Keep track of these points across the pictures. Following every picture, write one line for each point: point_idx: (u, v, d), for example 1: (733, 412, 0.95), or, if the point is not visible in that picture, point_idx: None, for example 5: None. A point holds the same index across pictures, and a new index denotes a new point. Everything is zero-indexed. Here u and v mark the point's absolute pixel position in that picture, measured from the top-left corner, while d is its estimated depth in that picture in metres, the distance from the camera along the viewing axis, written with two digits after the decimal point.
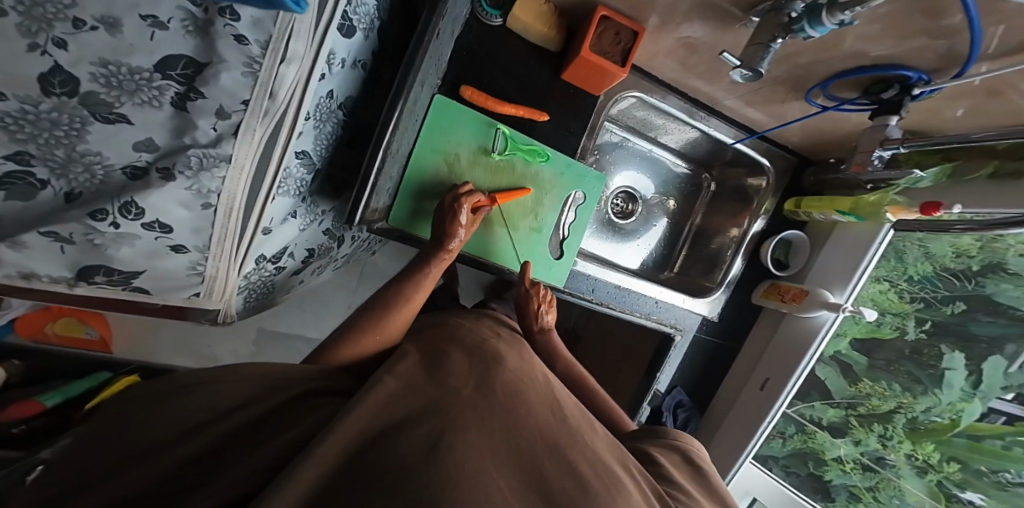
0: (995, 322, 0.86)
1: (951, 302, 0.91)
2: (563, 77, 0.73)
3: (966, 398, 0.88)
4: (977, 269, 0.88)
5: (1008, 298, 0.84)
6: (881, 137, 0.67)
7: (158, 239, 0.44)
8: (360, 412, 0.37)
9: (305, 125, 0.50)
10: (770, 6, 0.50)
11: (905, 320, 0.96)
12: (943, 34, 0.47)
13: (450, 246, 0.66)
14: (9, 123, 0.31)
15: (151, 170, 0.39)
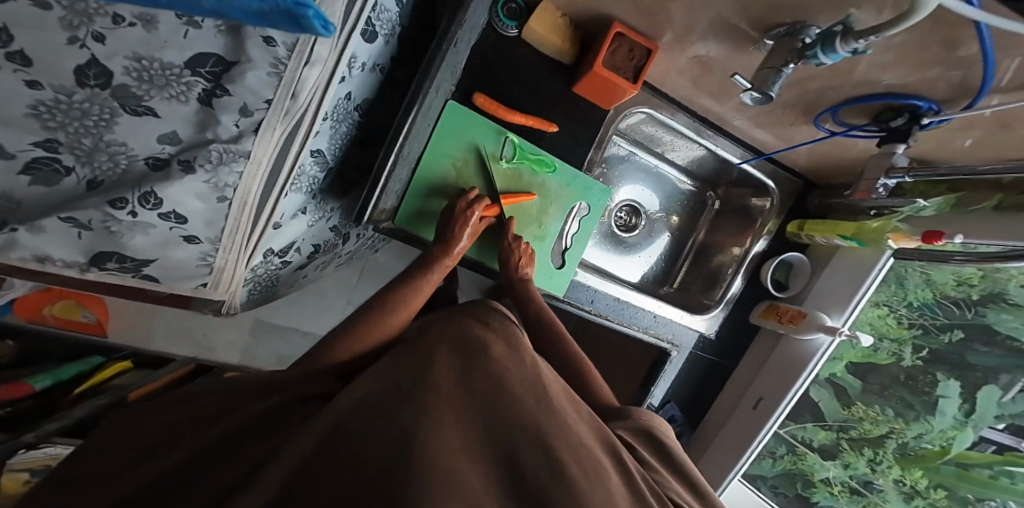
0: (992, 352, 0.89)
1: (949, 329, 0.92)
2: (574, 89, 0.74)
3: (959, 426, 0.91)
4: (977, 298, 0.88)
5: (1006, 327, 0.86)
6: (887, 164, 0.69)
7: (172, 229, 0.45)
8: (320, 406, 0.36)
9: (322, 125, 0.50)
10: (786, 31, 0.52)
11: (902, 348, 0.97)
12: (957, 64, 0.48)
13: (455, 252, 0.67)
14: (42, 111, 0.32)
15: (172, 161, 0.40)
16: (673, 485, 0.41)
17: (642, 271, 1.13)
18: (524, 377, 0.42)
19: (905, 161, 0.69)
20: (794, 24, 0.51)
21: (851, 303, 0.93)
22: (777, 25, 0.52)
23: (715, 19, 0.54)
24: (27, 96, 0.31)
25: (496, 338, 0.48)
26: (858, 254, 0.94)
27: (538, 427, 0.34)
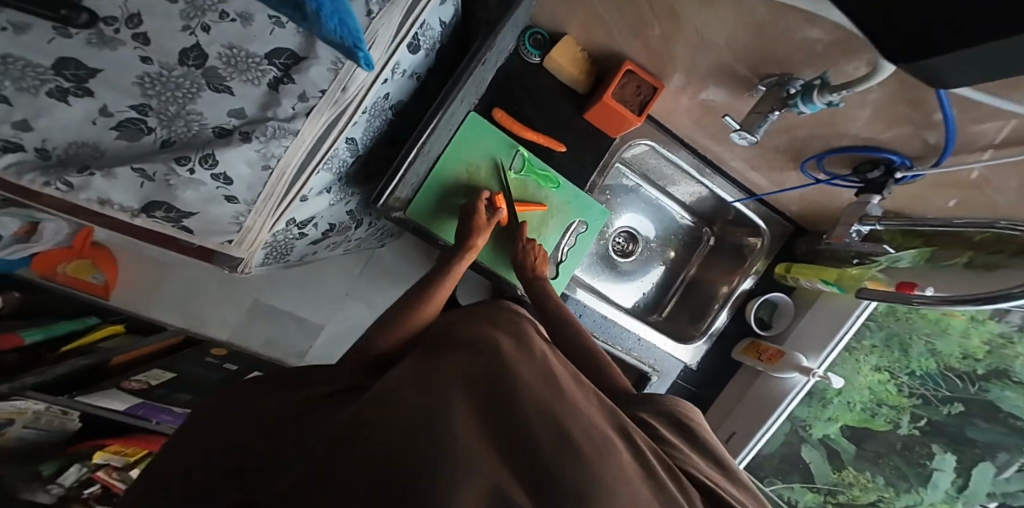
0: (990, 428, 0.94)
1: (949, 402, 0.97)
2: (584, 116, 0.81)
3: (950, 501, 1.00)
4: (981, 373, 0.92)
5: (1008, 405, 0.90)
6: (861, 213, 0.71)
7: (217, 188, 0.50)
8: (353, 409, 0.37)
9: (360, 117, 0.57)
10: (777, 81, 0.57)
11: (901, 415, 1.02)
12: (926, 125, 0.54)
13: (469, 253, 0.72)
14: (147, 82, 0.40)
15: (234, 132, 0.47)
16: (693, 459, 0.43)
17: (634, 298, 1.19)
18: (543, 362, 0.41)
19: (880, 211, 0.72)
20: (783, 76, 0.56)
21: (827, 349, 1.01)
22: (768, 76, 0.58)
23: (716, 66, 0.61)
24: (139, 68, 0.39)
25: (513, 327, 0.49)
26: (838, 299, 1.02)
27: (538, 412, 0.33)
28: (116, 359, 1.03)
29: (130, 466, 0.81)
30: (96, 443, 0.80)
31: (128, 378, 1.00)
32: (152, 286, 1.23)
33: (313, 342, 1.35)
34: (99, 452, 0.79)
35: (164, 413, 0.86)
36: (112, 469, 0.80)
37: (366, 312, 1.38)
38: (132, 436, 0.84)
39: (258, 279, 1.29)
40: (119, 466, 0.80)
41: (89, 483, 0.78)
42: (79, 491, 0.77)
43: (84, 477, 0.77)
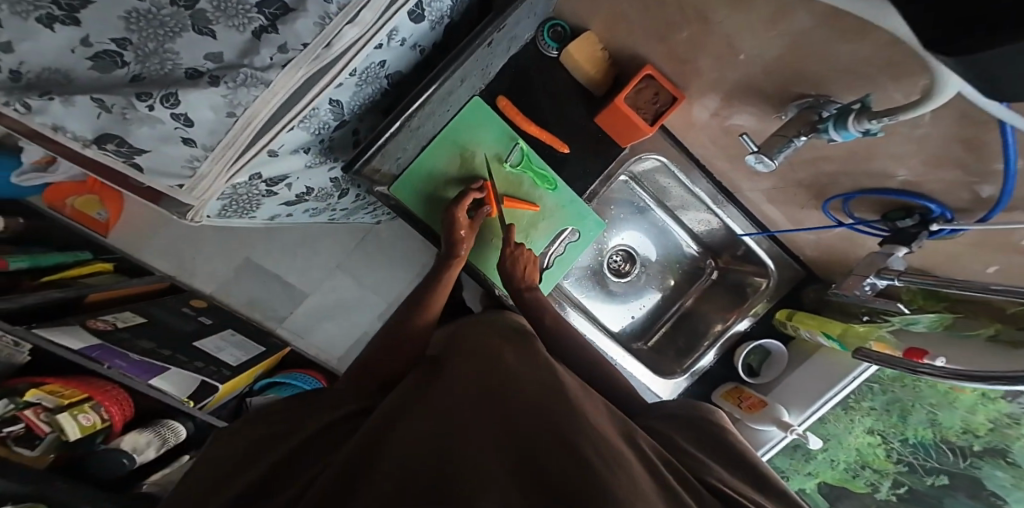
0: (971, 505, 0.87)
1: (935, 474, 0.91)
2: (595, 120, 0.76)
3: None
4: (977, 450, 0.85)
5: (995, 485, 0.83)
6: (881, 264, 0.63)
7: (176, 129, 0.46)
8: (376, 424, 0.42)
9: (347, 79, 0.54)
10: (808, 104, 0.50)
11: (882, 479, 0.99)
12: (978, 173, 0.44)
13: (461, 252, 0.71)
14: (133, 18, 0.38)
15: (204, 75, 0.43)
16: (714, 471, 0.44)
17: (621, 323, 1.13)
18: (547, 391, 0.47)
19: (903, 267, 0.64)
20: (819, 98, 0.48)
21: (815, 403, 0.96)
22: (802, 95, 0.50)
23: (743, 84, 0.56)
24: (127, 2, 0.37)
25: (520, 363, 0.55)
26: (840, 356, 0.96)
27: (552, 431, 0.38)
28: (89, 297, 1.00)
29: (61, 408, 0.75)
30: (34, 380, 0.76)
31: (95, 317, 0.96)
32: (147, 231, 1.23)
33: (293, 309, 1.32)
34: (32, 389, 0.74)
35: (117, 359, 0.86)
36: (41, 409, 0.74)
37: (354, 289, 1.36)
38: (76, 379, 0.81)
39: (250, 238, 1.28)
40: (50, 407, 0.74)
41: (13, 420, 0.71)
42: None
43: (9, 413, 0.71)
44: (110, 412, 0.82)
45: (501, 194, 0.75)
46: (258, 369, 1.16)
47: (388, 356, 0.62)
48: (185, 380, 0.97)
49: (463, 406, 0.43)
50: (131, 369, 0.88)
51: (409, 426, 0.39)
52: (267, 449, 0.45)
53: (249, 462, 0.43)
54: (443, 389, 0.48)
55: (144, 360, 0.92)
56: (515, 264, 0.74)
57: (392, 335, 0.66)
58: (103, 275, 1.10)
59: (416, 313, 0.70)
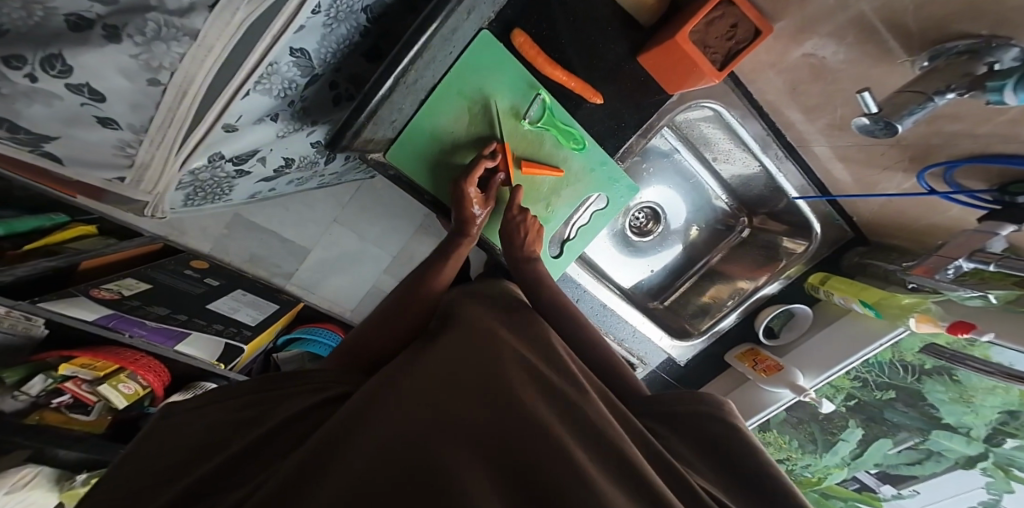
0: (908, 413, 0.98)
1: (885, 389, 0.99)
2: (640, 59, 0.60)
3: (840, 465, 1.11)
4: (927, 368, 0.91)
5: (934, 396, 0.92)
6: (978, 246, 0.58)
7: (84, 105, 0.35)
8: (349, 412, 0.33)
9: (309, 19, 0.39)
10: (965, 50, 0.39)
11: (837, 393, 1.04)
12: None
13: (472, 231, 0.64)
14: None
15: (97, 25, 0.30)
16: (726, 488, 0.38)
17: (637, 279, 1.05)
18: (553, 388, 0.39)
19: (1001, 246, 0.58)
20: (989, 40, 0.37)
21: (831, 369, 0.95)
22: (965, 35, 0.38)
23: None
24: None
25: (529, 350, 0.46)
26: (872, 321, 0.89)
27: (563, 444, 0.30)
28: (83, 264, 0.93)
29: (99, 380, 0.80)
30: (63, 354, 0.79)
31: (98, 286, 0.91)
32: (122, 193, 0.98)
33: (298, 266, 1.27)
34: (65, 364, 0.78)
35: (136, 328, 0.85)
36: (80, 380, 0.80)
37: (356, 242, 1.30)
38: (103, 352, 0.83)
39: None
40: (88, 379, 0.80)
41: (58, 392, 0.78)
42: (50, 399, 0.78)
43: (50, 386, 0.77)
44: (148, 379, 0.87)
45: (518, 157, 0.64)
46: (276, 327, 1.17)
47: (374, 333, 0.54)
48: (209, 343, 0.97)
49: (457, 397, 0.34)
50: (155, 336, 0.88)
51: (384, 420, 0.31)
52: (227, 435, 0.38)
53: (203, 453, 0.36)
54: (435, 371, 0.39)
55: (163, 326, 0.91)
56: (513, 233, 0.67)
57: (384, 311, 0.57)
58: (88, 238, 1.00)
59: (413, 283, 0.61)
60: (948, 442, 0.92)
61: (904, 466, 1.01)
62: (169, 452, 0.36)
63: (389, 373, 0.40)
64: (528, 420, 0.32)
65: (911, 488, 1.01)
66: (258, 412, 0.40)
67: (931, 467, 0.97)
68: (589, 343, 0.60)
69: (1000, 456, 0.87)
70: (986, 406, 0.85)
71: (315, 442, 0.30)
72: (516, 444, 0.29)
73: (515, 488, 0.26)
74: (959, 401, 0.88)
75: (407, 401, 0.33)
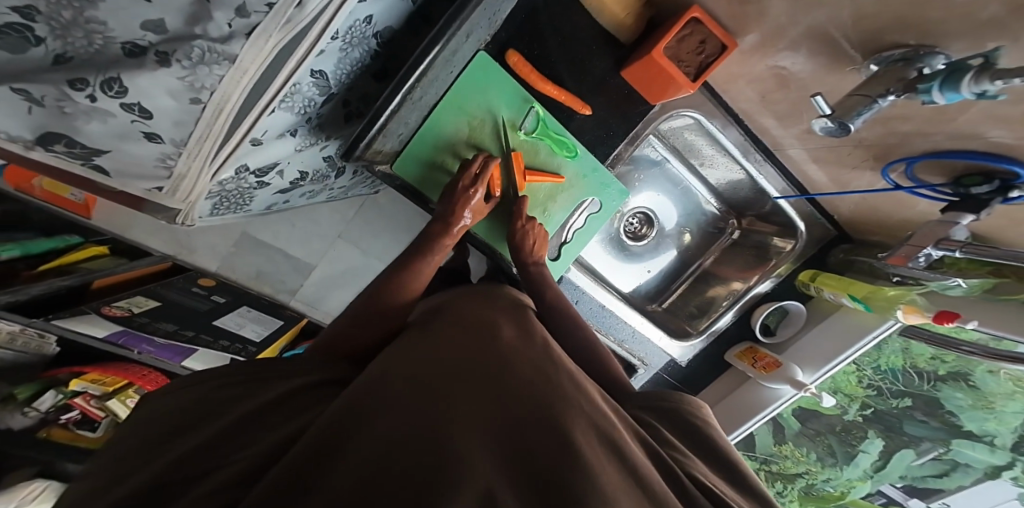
0: (928, 423, 1.01)
1: (899, 397, 1.02)
2: (622, 73, 0.66)
3: (863, 478, 1.12)
4: (941, 374, 0.96)
5: (952, 403, 0.96)
6: (942, 235, 0.63)
7: (134, 122, 0.39)
8: (362, 395, 0.37)
9: (329, 44, 0.44)
10: (896, 57, 0.44)
11: (852, 402, 1.08)
12: None
13: (455, 232, 0.65)
14: None
15: (149, 52, 0.34)
16: (697, 463, 0.45)
17: (636, 283, 1.09)
18: (543, 379, 0.44)
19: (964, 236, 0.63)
20: (918, 49, 0.43)
21: (830, 362, 0.98)
22: (897, 45, 0.44)
23: (831, 16, 0.46)
24: None
25: (520, 343, 0.52)
26: (862, 315, 0.93)
27: (557, 432, 0.35)
28: (96, 283, 0.97)
29: (108, 395, 0.85)
30: (75, 370, 0.86)
31: (109, 303, 0.95)
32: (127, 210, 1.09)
33: (303, 281, 1.29)
34: (76, 380, 0.83)
35: (144, 345, 0.90)
36: (89, 396, 0.84)
37: (359, 257, 1.33)
38: (114, 367, 0.89)
39: None
40: (97, 394, 0.84)
41: (67, 408, 0.83)
42: (58, 415, 0.82)
43: (60, 402, 0.82)
44: None
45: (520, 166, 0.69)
46: (281, 343, 1.16)
47: (364, 327, 0.57)
48: (214, 358, 1.00)
49: (458, 391, 0.38)
50: (162, 352, 0.92)
51: (395, 407, 0.35)
52: (230, 408, 0.42)
53: (206, 424, 0.39)
54: (436, 365, 0.43)
55: (170, 342, 0.95)
56: (518, 241, 0.70)
57: (367, 299, 0.59)
58: (100, 259, 1.03)
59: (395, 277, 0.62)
60: (973, 452, 0.96)
61: (931, 479, 1.03)
62: (173, 420, 0.41)
63: (393, 362, 0.44)
64: (526, 415, 0.37)
65: (940, 501, 1.04)
66: (246, 391, 0.44)
67: (958, 478, 1.00)
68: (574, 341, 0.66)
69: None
70: (1008, 412, 0.90)
71: (330, 418, 0.34)
72: (515, 436, 0.34)
73: (518, 469, 0.31)
74: (980, 408, 0.93)
75: (416, 391, 0.37)
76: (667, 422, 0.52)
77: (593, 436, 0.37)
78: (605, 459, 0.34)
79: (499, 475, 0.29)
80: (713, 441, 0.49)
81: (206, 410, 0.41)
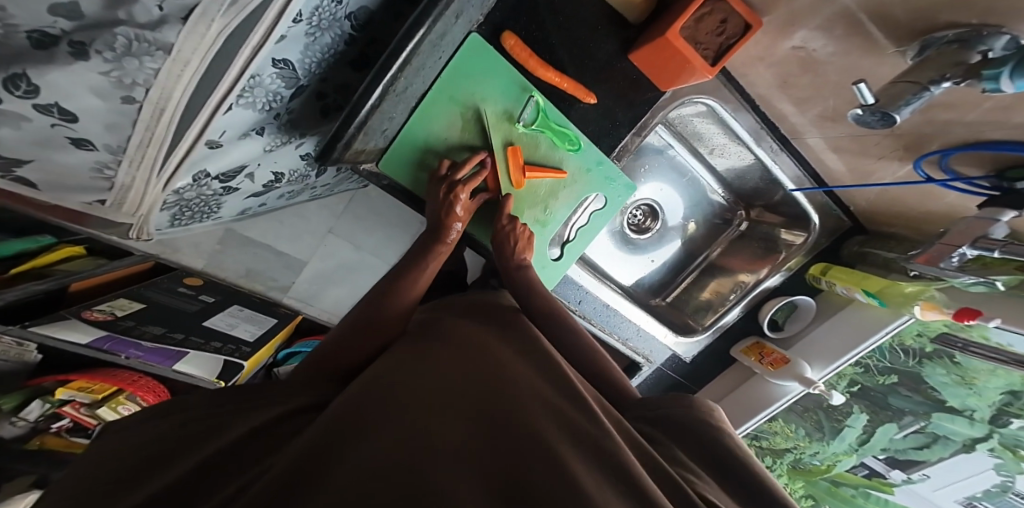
0: (913, 397, 0.97)
1: (887, 373, 0.99)
2: (631, 57, 0.59)
3: (848, 451, 1.10)
4: (929, 351, 0.91)
5: (934, 379, 0.92)
6: (979, 233, 0.58)
7: (55, 126, 0.33)
8: (339, 420, 0.35)
9: (291, 27, 0.38)
10: (954, 38, 0.39)
11: (840, 381, 1.04)
12: None
13: (450, 238, 0.61)
14: None
15: (62, 43, 0.28)
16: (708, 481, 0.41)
17: (639, 275, 1.04)
18: (534, 396, 0.41)
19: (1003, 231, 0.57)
20: (980, 29, 0.37)
21: (842, 357, 0.93)
22: (953, 26, 0.38)
23: None
24: None
25: (511, 361, 0.48)
26: (875, 310, 0.89)
27: (547, 454, 0.32)
28: (75, 284, 0.92)
29: (97, 403, 0.83)
30: (60, 378, 0.83)
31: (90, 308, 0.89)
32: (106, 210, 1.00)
33: (295, 279, 1.25)
34: (61, 389, 0.81)
35: (131, 349, 0.85)
36: (78, 404, 0.83)
37: (352, 252, 1.29)
38: (101, 374, 0.87)
39: None
40: (86, 402, 0.82)
41: (57, 416, 0.82)
42: (48, 424, 0.82)
43: (49, 411, 0.81)
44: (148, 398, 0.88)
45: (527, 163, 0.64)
46: (275, 342, 1.14)
47: (346, 345, 0.53)
48: (208, 361, 0.96)
49: (444, 416, 0.35)
50: (150, 357, 0.88)
51: (371, 436, 0.32)
52: (198, 443, 0.39)
53: (174, 461, 0.37)
54: (422, 383, 0.41)
55: (161, 346, 0.91)
56: (501, 239, 0.65)
57: (352, 316, 0.56)
58: (76, 259, 0.97)
59: (382, 292, 0.57)
60: (952, 425, 0.91)
61: (911, 451, 0.98)
62: (140, 454, 0.38)
63: (376, 380, 0.41)
64: (514, 435, 0.34)
65: (920, 472, 0.98)
66: (223, 423, 0.41)
67: (939, 450, 0.94)
68: (579, 351, 0.61)
69: (1005, 437, 0.86)
70: (989, 388, 0.85)
71: (300, 453, 0.31)
72: (502, 459, 0.31)
73: (504, 494, 0.28)
74: (961, 383, 0.88)
75: (395, 413, 0.35)
76: (675, 430, 0.48)
77: (594, 461, 0.34)
78: (608, 485, 0.31)
79: (481, 502, 0.26)
80: (728, 444, 0.45)
81: (175, 447, 0.39)
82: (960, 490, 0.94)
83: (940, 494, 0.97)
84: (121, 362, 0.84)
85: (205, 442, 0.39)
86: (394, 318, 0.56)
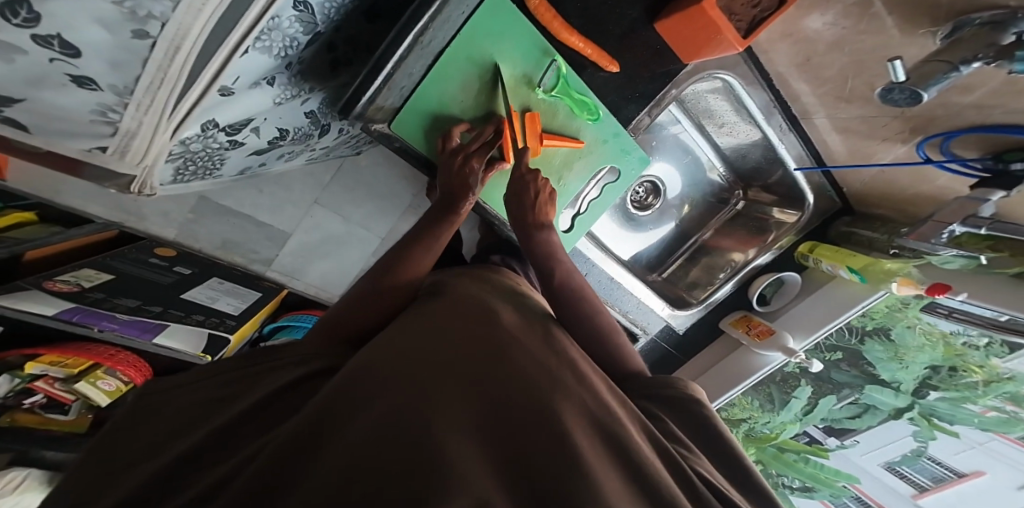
0: (850, 371, 1.05)
1: (833, 350, 1.05)
2: (657, 26, 0.58)
3: (794, 421, 1.15)
4: (868, 329, 0.99)
5: (874, 355, 0.98)
6: (971, 211, 0.61)
7: (53, 61, 0.30)
8: (350, 382, 0.33)
9: None
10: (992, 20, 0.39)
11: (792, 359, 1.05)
12: None
13: (461, 207, 0.58)
14: None
15: None
16: (708, 467, 0.40)
17: (635, 251, 1.05)
18: (544, 371, 0.40)
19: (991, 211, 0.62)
20: (1015, 11, 0.38)
21: (818, 331, 0.98)
22: (993, 7, 0.39)
23: None
24: None
25: (523, 333, 0.47)
26: (856, 285, 0.93)
27: (560, 434, 0.31)
28: (29, 254, 0.81)
29: (74, 378, 0.78)
30: (26, 352, 0.76)
31: (51, 277, 0.80)
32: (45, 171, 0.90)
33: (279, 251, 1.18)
34: (32, 363, 0.75)
35: (105, 322, 0.79)
36: (51, 379, 0.77)
37: (340, 225, 1.23)
38: (71, 347, 0.80)
39: None
40: (60, 377, 0.77)
41: (30, 391, 0.76)
42: (20, 400, 0.76)
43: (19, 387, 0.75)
44: (129, 375, 0.83)
45: (544, 131, 0.62)
46: (261, 315, 1.11)
47: (352, 312, 0.51)
48: (191, 335, 0.90)
49: (458, 386, 0.34)
50: (126, 330, 0.82)
51: (386, 396, 0.31)
52: (215, 411, 0.38)
53: (190, 427, 0.36)
54: (432, 348, 0.39)
55: (137, 318, 0.85)
56: (524, 195, 0.63)
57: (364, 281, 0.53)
58: (27, 226, 0.86)
59: (391, 261, 0.55)
60: (881, 395, 1.00)
61: (846, 420, 1.09)
62: (171, 426, 0.37)
63: (382, 345, 0.40)
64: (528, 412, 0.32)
65: (851, 438, 1.09)
66: (244, 385, 0.40)
67: (868, 420, 1.05)
68: (585, 320, 0.58)
69: (923, 407, 0.95)
70: (917, 362, 0.93)
71: (308, 413, 0.30)
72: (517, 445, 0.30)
73: (518, 475, 0.27)
74: (894, 360, 0.95)
75: (406, 381, 0.33)
76: (680, 415, 0.46)
77: (606, 445, 0.33)
78: (609, 464, 0.30)
79: (494, 482, 0.25)
80: (726, 440, 0.45)
81: (191, 414, 0.38)
82: (884, 455, 1.05)
83: (867, 458, 1.07)
84: (94, 336, 0.77)
85: (217, 411, 0.37)
86: (405, 286, 0.54)
